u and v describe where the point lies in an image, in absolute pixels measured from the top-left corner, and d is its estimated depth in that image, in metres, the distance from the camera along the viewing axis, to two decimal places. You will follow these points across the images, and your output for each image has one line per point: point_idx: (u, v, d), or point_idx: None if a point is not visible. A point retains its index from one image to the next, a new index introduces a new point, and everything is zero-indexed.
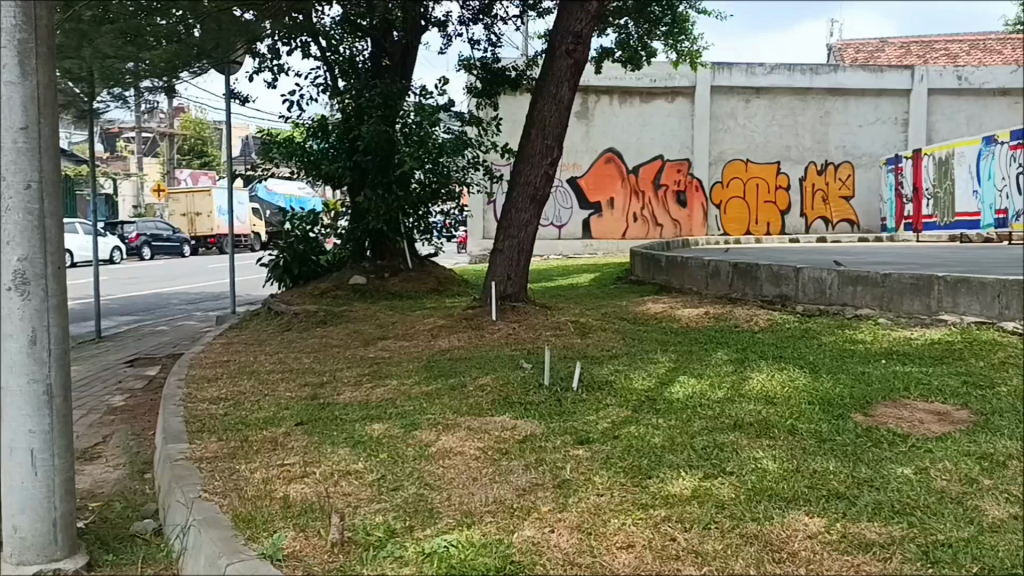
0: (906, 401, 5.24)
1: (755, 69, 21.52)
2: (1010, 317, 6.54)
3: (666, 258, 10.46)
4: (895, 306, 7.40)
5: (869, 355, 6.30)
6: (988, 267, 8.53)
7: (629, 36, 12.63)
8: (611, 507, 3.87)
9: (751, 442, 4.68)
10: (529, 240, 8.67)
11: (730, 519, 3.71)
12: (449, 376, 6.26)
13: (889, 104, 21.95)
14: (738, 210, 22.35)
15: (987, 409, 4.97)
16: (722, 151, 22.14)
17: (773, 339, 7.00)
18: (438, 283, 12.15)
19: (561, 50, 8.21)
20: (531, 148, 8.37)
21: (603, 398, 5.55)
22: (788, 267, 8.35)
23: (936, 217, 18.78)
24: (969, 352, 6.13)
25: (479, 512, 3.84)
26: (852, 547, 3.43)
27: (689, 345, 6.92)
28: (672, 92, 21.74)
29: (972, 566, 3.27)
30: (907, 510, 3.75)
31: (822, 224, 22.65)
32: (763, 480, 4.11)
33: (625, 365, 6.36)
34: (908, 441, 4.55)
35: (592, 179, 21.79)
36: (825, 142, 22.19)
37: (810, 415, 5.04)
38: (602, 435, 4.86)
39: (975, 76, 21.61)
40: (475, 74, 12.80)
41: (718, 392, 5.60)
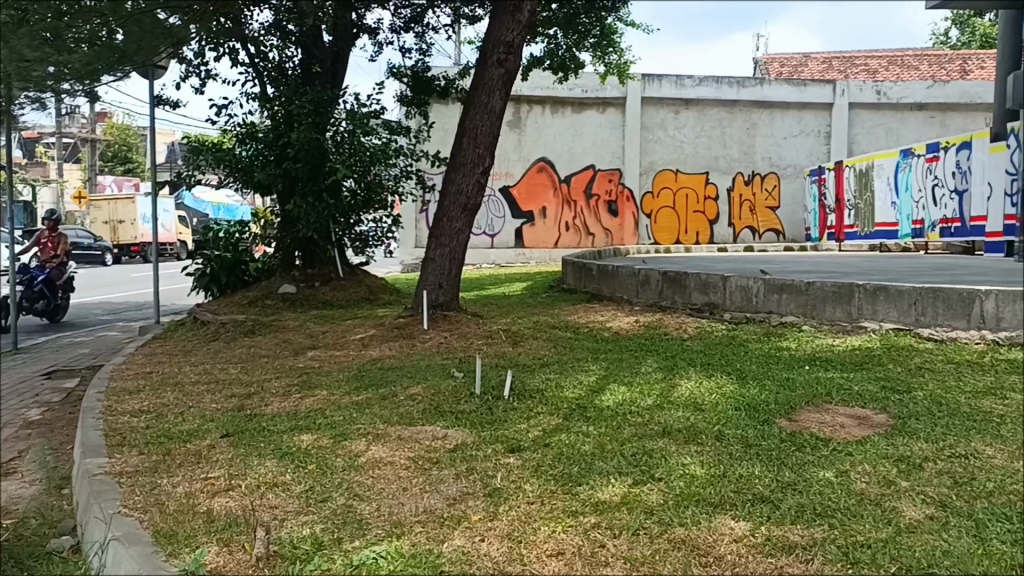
0: (828, 405, 5.38)
1: (684, 81, 21.94)
2: (927, 324, 6.85)
3: (597, 266, 10.53)
4: (817, 313, 7.58)
5: (794, 361, 6.46)
6: (904, 276, 8.80)
7: (558, 46, 12.67)
8: (542, 515, 3.88)
9: (679, 447, 4.75)
10: (461, 248, 8.64)
11: (659, 524, 3.75)
12: (380, 386, 6.21)
13: (812, 117, 22.56)
14: (668, 219, 22.60)
15: (904, 413, 5.12)
16: (653, 161, 22.45)
17: (701, 346, 7.11)
18: (369, 291, 12.04)
19: (493, 59, 8.24)
20: (463, 157, 8.35)
21: (534, 406, 5.57)
22: (716, 275, 8.44)
23: (857, 228, 19.23)
24: (887, 357, 6.34)
25: (408, 522, 3.81)
26: (776, 549, 3.50)
27: (621, 353, 6.98)
28: (603, 103, 21.99)
29: (889, 566, 3.34)
30: (828, 512, 3.85)
31: (749, 234, 23.09)
32: (691, 486, 4.18)
33: (556, 373, 6.40)
34: (830, 445, 4.68)
35: (522, 189, 21.91)
36: (752, 153, 22.64)
37: (736, 421, 5.14)
38: (533, 443, 4.87)
39: (893, 91, 22.28)
40: (406, 82, 12.68)
41: (648, 399, 5.67)
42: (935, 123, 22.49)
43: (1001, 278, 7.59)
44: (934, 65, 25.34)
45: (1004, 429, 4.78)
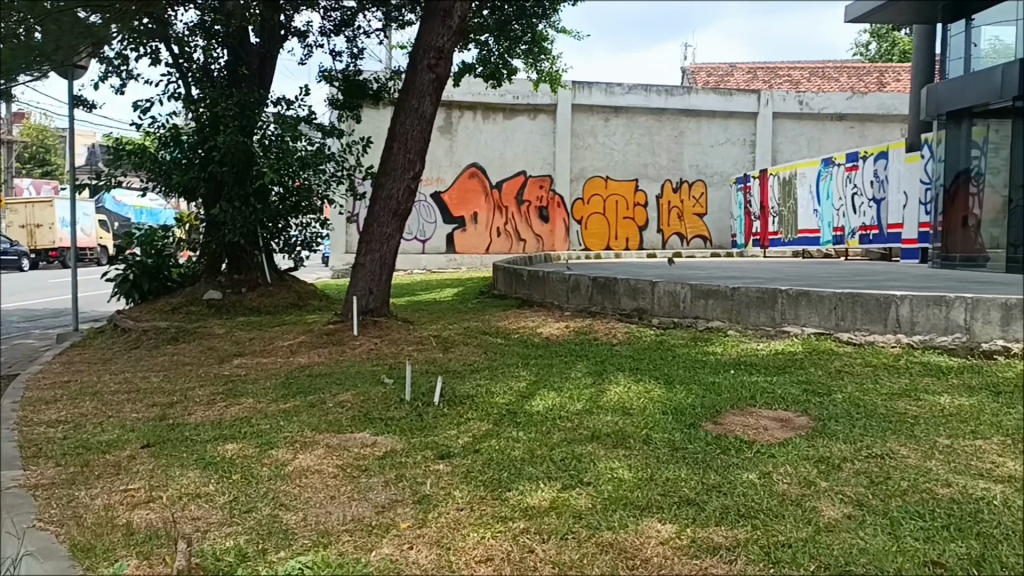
0: (752, 409, 5.50)
1: (614, 89, 22.18)
2: (846, 329, 7.05)
3: (528, 272, 10.58)
4: (742, 318, 7.74)
5: (719, 365, 6.59)
6: (827, 282, 9.06)
7: (490, 53, 12.71)
8: (471, 521, 3.88)
9: (608, 452, 4.80)
10: (391, 254, 8.59)
11: (587, 528, 3.78)
12: (308, 393, 6.12)
13: (737, 126, 23.08)
14: (598, 225, 22.85)
15: (824, 415, 5.27)
16: (584, 167, 22.67)
17: (630, 351, 7.20)
18: (297, 297, 11.88)
19: (424, 64, 8.21)
20: (393, 162, 8.31)
21: (464, 412, 5.57)
22: (644, 281, 8.56)
23: (782, 234, 19.73)
24: (809, 361, 6.51)
25: (336, 531, 3.78)
26: (700, 551, 3.56)
27: (551, 359, 7.03)
28: (534, 109, 22.11)
29: (809, 565, 3.43)
30: (751, 513, 3.94)
31: (677, 240, 23.46)
32: (619, 489, 4.23)
33: (486, 379, 6.40)
34: (753, 447, 4.78)
35: (454, 194, 21.88)
36: (680, 161, 23.04)
37: (664, 425, 5.21)
38: (463, 449, 4.87)
39: (815, 101, 22.93)
40: (337, 85, 12.55)
41: (577, 404, 5.71)
42: (855, 133, 23.21)
43: (914, 285, 7.87)
44: (853, 77, 26.16)
45: (917, 429, 4.96)
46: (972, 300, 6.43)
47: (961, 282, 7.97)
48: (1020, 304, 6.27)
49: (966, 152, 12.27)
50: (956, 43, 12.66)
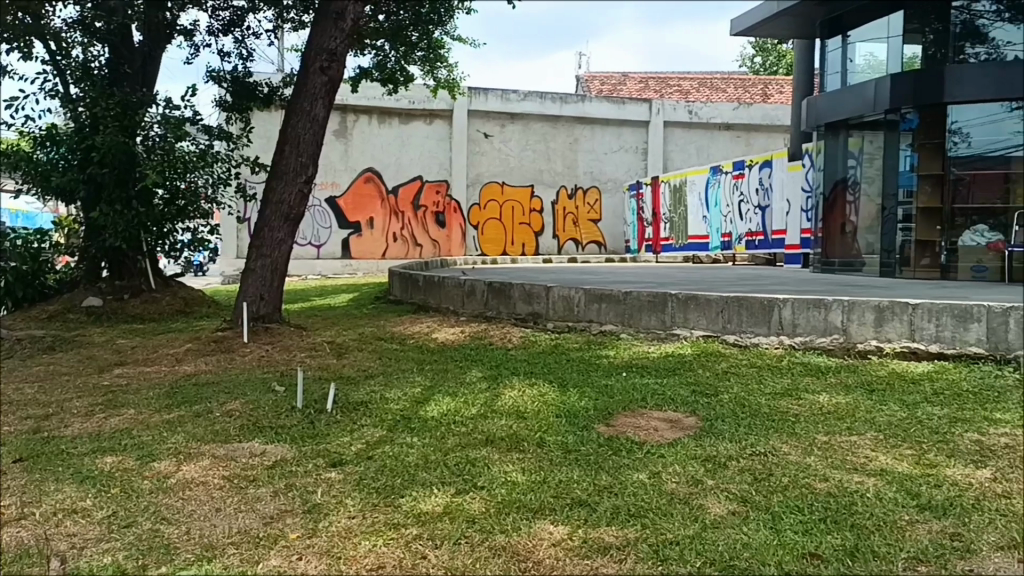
0: (642, 410, 5.62)
1: (510, 96, 22.33)
2: (732, 331, 7.28)
3: (423, 277, 10.53)
4: (634, 322, 7.90)
5: (612, 368, 6.70)
6: (716, 286, 9.33)
7: (386, 58, 12.62)
8: (363, 529, 3.82)
9: (502, 456, 4.81)
10: (283, 259, 8.42)
11: (481, 532, 3.78)
12: (193, 403, 5.93)
13: (630, 134, 23.58)
14: (495, 231, 22.94)
15: (711, 415, 5.42)
16: (480, 173, 22.73)
17: (525, 355, 7.25)
18: (184, 304, 11.52)
19: (315, 66, 8.08)
20: (284, 165, 8.15)
21: (357, 419, 5.49)
22: (539, 285, 8.62)
23: (673, 240, 20.26)
24: (697, 363, 6.69)
25: (221, 545, 3.67)
26: (591, 551, 3.61)
27: (445, 364, 7.01)
28: (431, 115, 22.05)
29: (696, 561, 3.52)
30: (640, 512, 4.01)
31: (573, 245, 23.78)
32: (512, 493, 4.25)
33: (381, 385, 6.33)
34: (643, 448, 4.88)
35: (349, 199, 21.61)
36: (575, 168, 23.39)
37: (557, 428, 5.27)
38: (356, 456, 4.80)
39: (704, 111, 23.65)
40: (226, 86, 12.21)
41: (472, 409, 5.71)
42: (741, 143, 24.04)
43: (794, 289, 8.20)
44: (739, 89, 27.11)
45: (798, 427, 5.16)
46: (848, 302, 6.74)
47: (837, 286, 8.36)
48: (891, 306, 6.59)
49: (843, 161, 12.87)
50: (833, 58, 13.25)
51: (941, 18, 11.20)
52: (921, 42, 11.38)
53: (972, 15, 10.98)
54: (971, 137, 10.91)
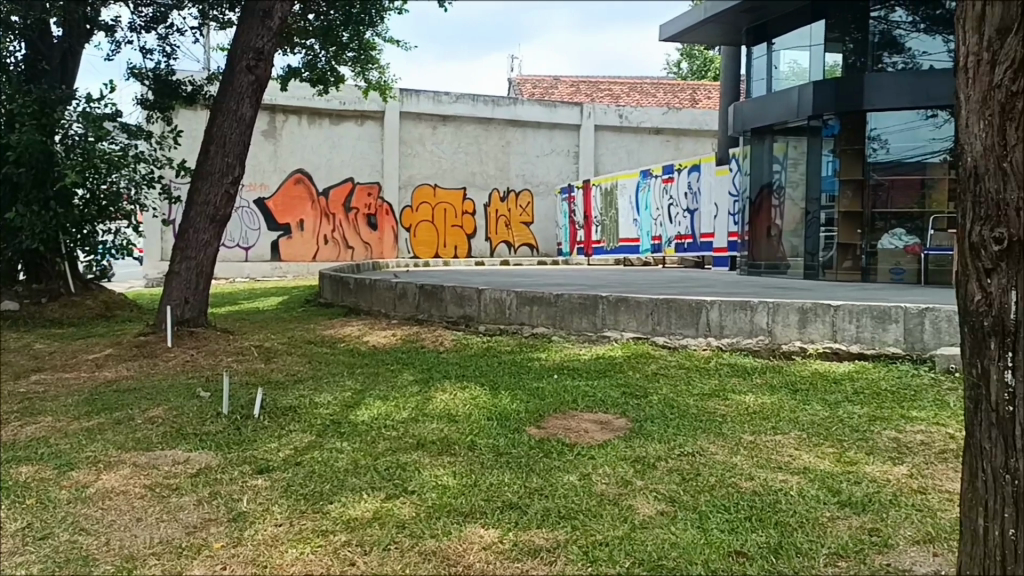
0: (573, 412, 5.65)
1: (442, 98, 22.25)
2: (662, 333, 7.39)
3: (354, 280, 10.42)
4: (566, 324, 7.94)
5: (544, 370, 6.72)
6: (645, 288, 9.43)
7: (317, 58, 12.38)
8: (289, 537, 3.76)
9: (433, 459, 4.79)
10: (208, 262, 8.24)
11: (410, 537, 3.75)
12: (114, 409, 5.76)
13: (562, 137, 23.75)
14: (427, 233, 22.85)
15: (641, 416, 5.48)
16: (412, 175, 22.62)
17: (456, 358, 7.23)
18: (105, 307, 11.21)
19: (241, 66, 7.93)
20: (210, 166, 7.97)
21: (286, 424, 5.40)
22: (471, 288, 8.61)
23: (604, 243, 20.46)
24: (627, 364, 6.77)
25: (141, 555, 3.59)
26: (522, 553, 3.61)
27: (377, 367, 6.95)
28: (362, 115, 21.85)
29: (625, 561, 3.54)
30: (571, 514, 4.03)
31: (505, 248, 23.86)
32: (443, 497, 4.22)
33: (309, 389, 6.25)
34: (574, 450, 4.91)
35: (279, 201, 21.25)
36: (507, 170, 23.45)
37: (488, 430, 5.26)
38: (283, 462, 4.72)
39: (634, 115, 23.94)
40: (148, 84, 11.90)
41: (402, 412, 5.67)
42: (670, 147, 24.39)
43: (722, 291, 8.33)
44: (669, 94, 27.52)
45: (725, 427, 5.25)
46: (773, 304, 6.89)
47: (762, 288, 8.54)
48: (814, 307, 6.77)
49: (769, 166, 13.16)
50: (759, 65, 13.54)
51: (861, 28, 11.53)
52: (841, 50, 11.73)
53: (890, 25, 11.33)
54: (890, 142, 11.27)
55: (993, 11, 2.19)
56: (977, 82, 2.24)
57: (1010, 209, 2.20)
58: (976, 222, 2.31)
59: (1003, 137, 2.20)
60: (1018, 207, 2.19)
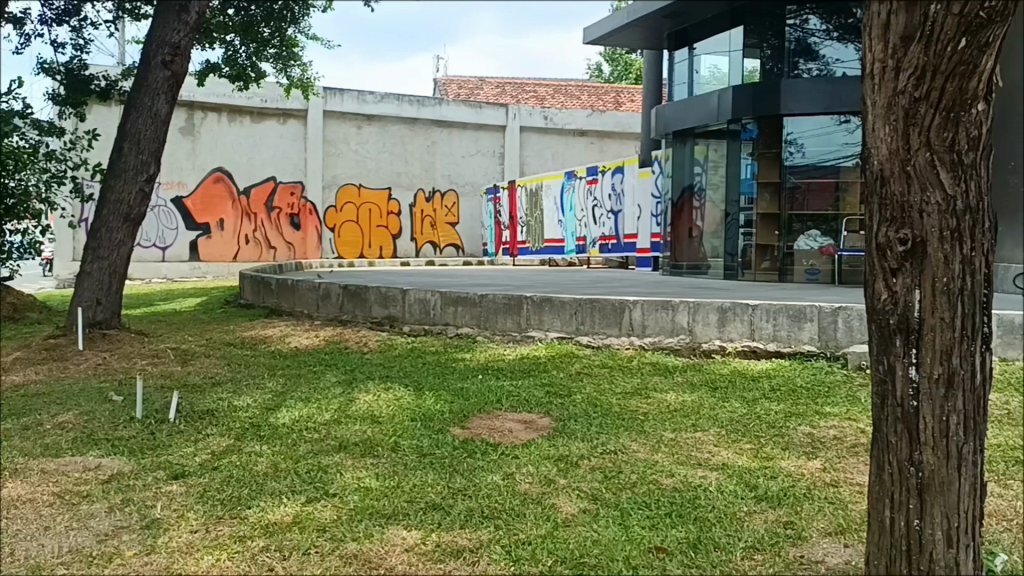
0: (498, 412, 5.64)
1: (366, 97, 22.06)
2: (586, 332, 7.45)
3: (276, 281, 10.25)
4: (490, 324, 7.94)
5: (468, 370, 6.71)
6: (569, 288, 9.50)
7: (237, 53, 12.09)
8: (205, 544, 3.66)
9: (355, 461, 4.73)
10: (122, 261, 7.99)
11: (331, 541, 3.70)
12: (21, 415, 5.54)
13: (487, 138, 23.79)
14: (352, 233, 22.62)
15: (564, 415, 5.51)
16: (336, 175, 22.36)
17: (380, 359, 7.16)
18: (12, 309, 10.78)
19: (157, 60, 7.72)
20: (123, 163, 7.74)
21: (203, 429, 5.27)
22: (395, 289, 8.55)
23: (530, 244, 20.55)
24: (551, 364, 6.80)
25: (49, 565, 3.45)
26: (445, 554, 3.59)
27: (298, 369, 6.85)
28: (284, 114, 21.47)
29: (547, 559, 3.56)
30: (494, 514, 4.03)
31: (431, 248, 23.78)
32: (365, 499, 4.17)
33: (228, 392, 6.11)
34: (498, 449, 4.92)
35: (197, 200, 20.72)
36: (433, 171, 23.39)
37: (411, 431, 5.22)
38: (200, 467, 4.60)
39: (558, 117, 24.11)
40: (59, 79, 11.49)
41: (325, 414, 5.59)
42: (594, 149, 24.65)
43: (645, 291, 8.45)
44: (592, 96, 27.82)
45: (646, 425, 5.32)
46: (693, 303, 7.01)
47: (684, 288, 8.69)
48: (733, 307, 6.92)
49: (690, 168, 13.40)
50: (680, 69, 13.76)
51: (777, 35, 11.83)
52: (759, 56, 12.02)
53: (805, 33, 11.65)
54: (806, 146, 11.60)
55: (897, 19, 2.18)
56: (883, 87, 2.25)
57: (914, 210, 2.28)
58: (881, 223, 2.37)
59: (906, 141, 2.24)
60: (922, 209, 2.27)
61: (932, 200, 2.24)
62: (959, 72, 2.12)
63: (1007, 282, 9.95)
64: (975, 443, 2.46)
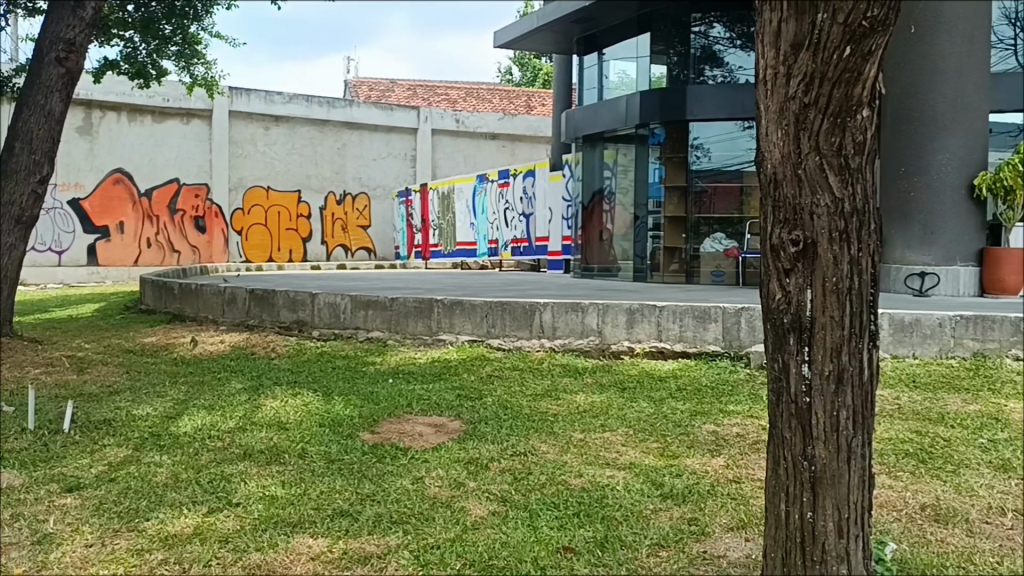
0: (408, 416, 5.60)
1: (273, 97, 21.66)
2: (496, 335, 7.47)
3: (179, 285, 9.96)
4: (401, 327, 7.89)
5: (379, 374, 6.65)
6: (482, 291, 9.50)
7: (136, 50, 11.74)
8: (101, 558, 3.54)
9: (260, 469, 4.63)
10: (14, 266, 7.64)
11: (233, 552, 3.60)
12: None
13: (399, 140, 23.67)
14: (260, 237, 22.25)
15: (475, 418, 5.51)
16: (243, 177, 21.92)
17: (289, 364, 7.04)
18: None
19: (50, 57, 7.41)
20: (15, 164, 7.41)
21: (100, 439, 5.08)
22: (304, 292, 8.40)
23: (442, 246, 20.51)
24: (462, 367, 6.77)
25: None
26: (352, 562, 3.54)
27: (202, 376, 6.66)
28: (188, 114, 20.84)
29: (455, 563, 3.54)
30: (403, 518, 4.00)
31: (342, 251, 23.58)
32: (270, 508, 4.08)
33: (127, 401, 5.91)
34: (408, 454, 4.88)
35: (96, 202, 19.90)
36: (343, 173, 23.17)
37: (319, 437, 5.14)
38: (96, 479, 4.44)
39: (470, 120, 24.13)
40: None
41: (229, 422, 5.46)
42: (506, 152, 24.78)
43: (556, 293, 8.53)
44: (504, 99, 27.98)
45: (556, 426, 5.36)
46: (602, 305, 7.11)
47: (593, 290, 8.80)
48: (641, 308, 7.04)
49: (600, 172, 13.58)
50: (590, 74, 13.93)
51: (683, 42, 12.10)
52: (666, 62, 12.25)
53: (709, 40, 11.93)
54: (712, 151, 11.87)
55: (788, 28, 2.25)
56: (774, 93, 2.32)
57: (805, 213, 2.35)
58: (775, 226, 2.44)
59: (798, 145, 2.31)
60: (812, 211, 2.34)
61: (822, 203, 2.32)
62: (844, 79, 2.19)
63: (897, 281, 10.44)
64: (864, 436, 2.55)
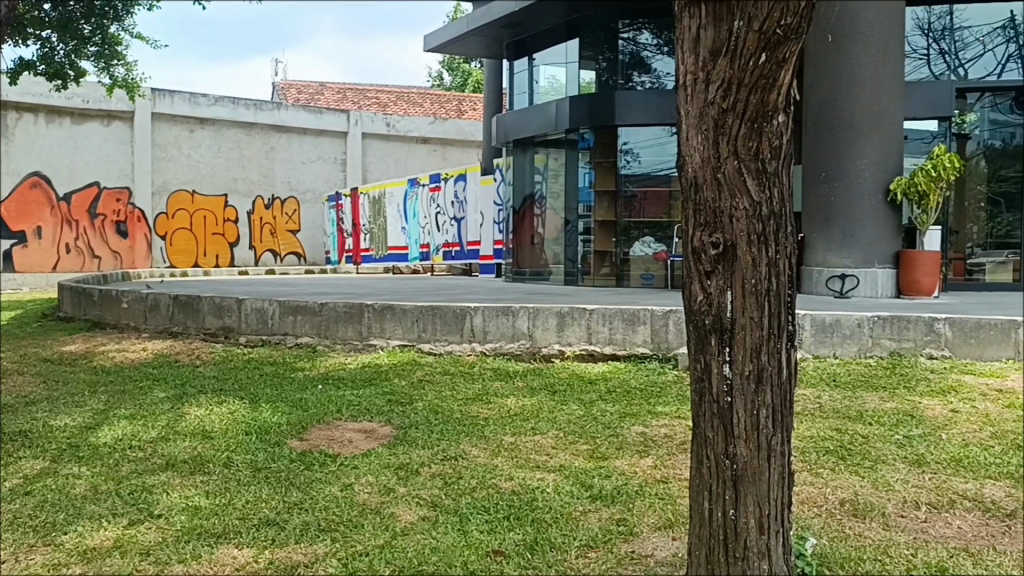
0: (337, 422, 5.54)
1: (198, 99, 21.20)
2: (427, 339, 7.44)
3: (100, 291, 9.68)
4: (330, 333, 7.80)
5: (308, 381, 6.56)
6: (412, 296, 9.48)
7: (54, 50, 11.35)
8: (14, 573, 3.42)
9: (183, 480, 4.52)
10: None
11: (154, 564, 3.52)
12: None
13: (329, 144, 23.45)
14: (184, 241, 21.79)
15: (405, 423, 5.47)
16: (167, 181, 21.44)
17: (214, 372, 6.90)
18: None
19: None
20: None
21: (15, 451, 4.91)
22: (230, 298, 8.24)
23: (373, 251, 20.37)
24: (392, 372, 6.73)
25: None
26: (277, 571, 3.48)
27: (123, 385, 6.47)
28: (108, 116, 20.15)
29: (384, 569, 3.51)
30: (331, 526, 3.95)
31: (271, 256, 23.34)
32: (193, 519, 3.99)
33: (44, 411, 5.73)
34: (337, 460, 4.82)
35: (12, 206, 19.33)
36: (271, 177, 22.91)
37: (245, 446, 5.04)
38: (10, 492, 4.29)
39: (401, 124, 24.04)
40: None
41: (151, 431, 5.32)
42: (437, 156, 24.75)
43: (486, 297, 8.56)
44: (435, 103, 27.95)
45: (487, 430, 5.36)
46: (533, 309, 7.14)
47: (523, 293, 8.85)
48: (571, 311, 7.08)
49: (530, 177, 13.65)
50: (520, 79, 13.99)
51: (612, 48, 12.25)
52: (595, 68, 12.37)
53: (637, 46, 12.13)
54: (642, 156, 12.09)
55: (706, 34, 2.29)
56: (694, 98, 2.36)
57: (724, 216, 2.39)
58: (696, 229, 2.48)
59: (716, 150, 2.36)
60: (731, 214, 2.39)
61: (741, 206, 2.37)
62: (761, 86, 2.24)
63: (819, 283, 10.69)
64: (783, 434, 2.61)
